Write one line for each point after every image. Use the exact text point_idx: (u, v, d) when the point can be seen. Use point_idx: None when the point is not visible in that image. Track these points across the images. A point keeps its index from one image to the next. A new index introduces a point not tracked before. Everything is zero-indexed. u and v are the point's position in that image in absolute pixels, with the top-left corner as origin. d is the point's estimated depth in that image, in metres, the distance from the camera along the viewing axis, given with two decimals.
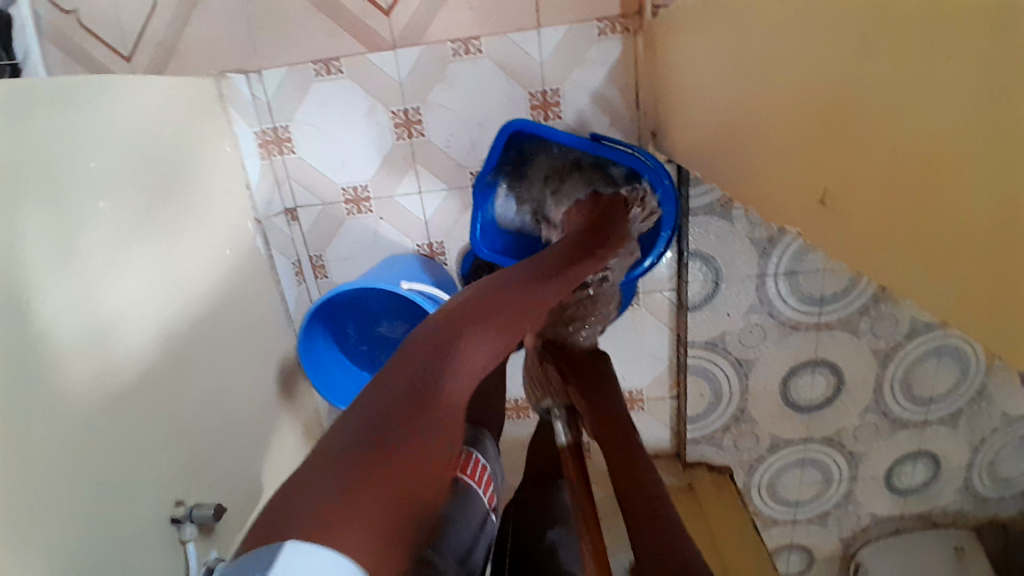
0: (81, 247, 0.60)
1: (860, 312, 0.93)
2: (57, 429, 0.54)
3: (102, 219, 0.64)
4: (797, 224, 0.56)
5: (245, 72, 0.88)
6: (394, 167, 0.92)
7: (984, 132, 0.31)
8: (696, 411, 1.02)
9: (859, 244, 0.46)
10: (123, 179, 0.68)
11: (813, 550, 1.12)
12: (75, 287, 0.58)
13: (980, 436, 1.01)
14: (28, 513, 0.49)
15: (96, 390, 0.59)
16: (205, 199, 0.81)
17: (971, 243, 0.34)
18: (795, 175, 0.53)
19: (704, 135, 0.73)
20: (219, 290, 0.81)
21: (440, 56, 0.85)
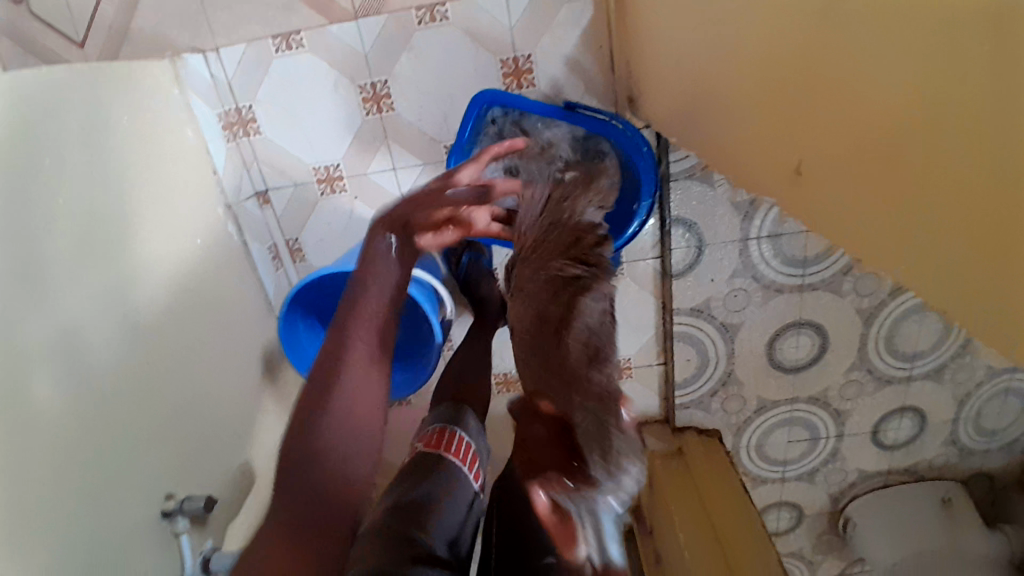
0: (45, 249, 0.58)
1: (844, 272, 0.93)
2: (38, 435, 0.53)
3: (72, 215, 0.62)
4: (783, 194, 0.56)
5: (201, 50, 0.84)
6: (365, 144, 0.89)
7: (955, 94, 0.31)
8: (683, 377, 1.02)
9: (838, 212, 0.47)
10: (88, 172, 0.66)
11: (802, 506, 1.15)
12: (47, 287, 0.57)
13: (964, 390, 1.02)
14: (12, 528, 0.49)
15: (74, 396, 0.58)
16: (173, 187, 0.79)
17: (943, 198, 0.34)
18: (775, 145, 0.53)
19: (679, 101, 0.72)
20: (191, 282, 0.79)
21: (404, 25, 0.82)
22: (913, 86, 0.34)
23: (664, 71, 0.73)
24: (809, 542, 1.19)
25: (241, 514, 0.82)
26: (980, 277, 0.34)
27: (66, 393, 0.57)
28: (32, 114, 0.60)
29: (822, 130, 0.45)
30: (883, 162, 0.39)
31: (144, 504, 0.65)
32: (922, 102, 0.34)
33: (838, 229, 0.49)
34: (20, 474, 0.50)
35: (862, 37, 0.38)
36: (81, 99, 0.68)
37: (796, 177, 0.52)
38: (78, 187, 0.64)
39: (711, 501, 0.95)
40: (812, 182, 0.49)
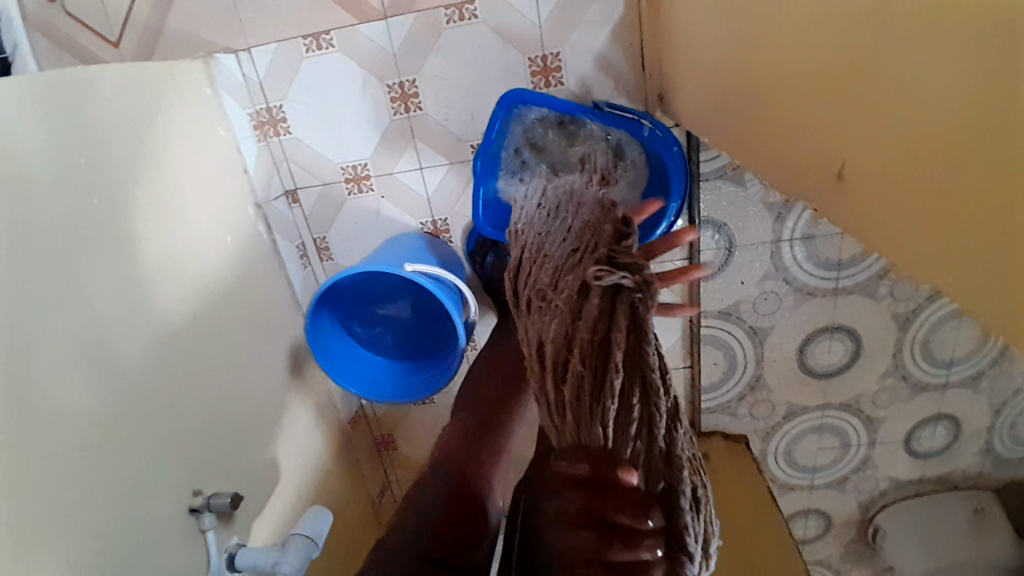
0: (84, 246, 0.59)
1: (879, 276, 0.90)
2: (71, 428, 0.54)
3: (105, 212, 0.63)
4: (812, 200, 0.54)
5: (232, 51, 0.85)
6: (393, 143, 0.90)
7: (991, 110, 0.31)
8: (710, 381, 1.01)
9: (871, 223, 0.46)
10: (121, 171, 0.67)
11: (831, 515, 1.12)
12: (81, 283, 0.58)
13: (1002, 398, 0.99)
14: (48, 521, 0.50)
15: (106, 393, 0.59)
16: (205, 187, 0.80)
17: (974, 217, 0.34)
18: (808, 149, 0.52)
19: (712, 101, 0.70)
20: (221, 281, 0.80)
21: (433, 24, 0.82)
22: (967, 110, 0.32)
23: (698, 70, 0.71)
24: (837, 551, 1.16)
25: (268, 509, 0.83)
26: (993, 306, 0.34)
27: (98, 387, 0.58)
28: (69, 113, 0.61)
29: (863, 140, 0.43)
30: (924, 179, 0.37)
31: (173, 498, 0.66)
32: (972, 126, 0.32)
33: (869, 240, 0.47)
34: (53, 466, 0.51)
35: (912, 45, 0.36)
36: (116, 97, 0.69)
37: (829, 184, 0.50)
38: (112, 185, 0.65)
39: (742, 508, 0.94)
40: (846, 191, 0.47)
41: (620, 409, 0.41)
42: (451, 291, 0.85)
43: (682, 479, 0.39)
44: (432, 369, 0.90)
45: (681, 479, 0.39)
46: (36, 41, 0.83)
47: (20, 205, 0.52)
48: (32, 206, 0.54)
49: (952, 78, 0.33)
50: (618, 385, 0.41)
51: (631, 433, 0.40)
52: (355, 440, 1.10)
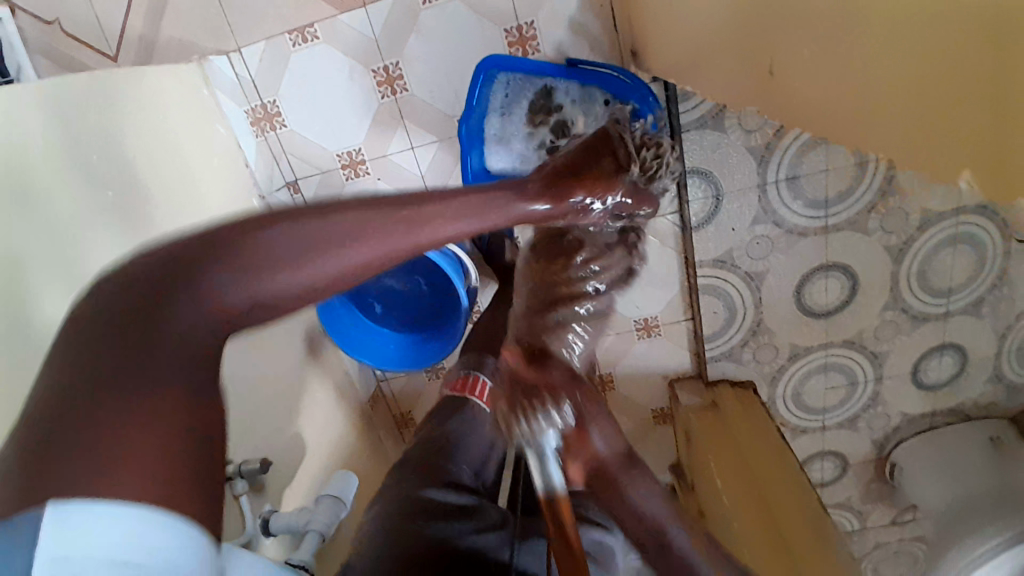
0: (89, 234, 0.64)
1: (868, 210, 0.92)
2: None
3: (114, 222, 0.67)
4: (798, 118, 0.58)
5: (224, 52, 0.89)
6: (384, 126, 0.93)
7: (989, 51, 0.32)
8: (712, 330, 1.03)
9: (859, 134, 0.50)
10: (126, 184, 0.71)
11: (847, 456, 1.14)
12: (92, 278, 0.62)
13: (1005, 323, 0.99)
14: None
15: None
16: (206, 178, 0.86)
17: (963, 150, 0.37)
18: (784, 65, 0.55)
19: (692, 48, 0.70)
20: None
21: (409, 6, 0.85)
22: (966, 57, 0.34)
23: (670, 23, 0.72)
24: (858, 492, 1.17)
25: (295, 481, 0.87)
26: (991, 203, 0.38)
27: None
28: (56, 135, 0.63)
29: (853, 44, 0.44)
30: (917, 117, 0.40)
31: None
32: (967, 67, 0.34)
33: (807, 111, 0.56)
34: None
35: None
36: (106, 108, 0.72)
37: (808, 87, 0.53)
38: (114, 197, 0.68)
39: (762, 469, 0.92)
40: (834, 107, 0.50)
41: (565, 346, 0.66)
42: (450, 257, 0.87)
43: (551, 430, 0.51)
44: (440, 337, 0.95)
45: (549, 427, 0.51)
46: (38, 61, 0.88)
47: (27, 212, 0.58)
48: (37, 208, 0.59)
49: (956, 42, 0.34)
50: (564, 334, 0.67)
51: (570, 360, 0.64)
52: (376, 418, 1.14)
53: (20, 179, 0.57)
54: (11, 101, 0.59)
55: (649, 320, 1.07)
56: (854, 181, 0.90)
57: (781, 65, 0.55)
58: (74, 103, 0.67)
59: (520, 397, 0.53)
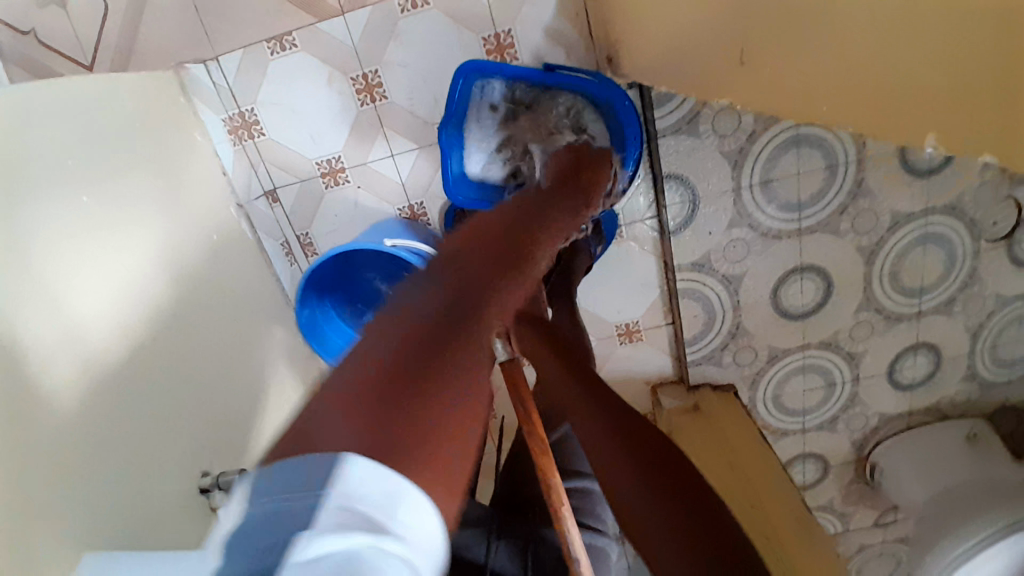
0: (64, 238, 0.62)
1: (840, 212, 0.95)
2: (71, 407, 0.58)
3: (87, 227, 0.66)
4: (779, 99, 0.59)
5: (202, 60, 0.89)
6: (363, 133, 0.94)
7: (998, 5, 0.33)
8: (692, 334, 1.04)
9: (846, 108, 0.51)
10: (102, 192, 0.70)
11: (828, 457, 1.14)
12: (66, 285, 0.61)
13: (977, 320, 1.02)
14: (50, 496, 0.53)
15: (87, 384, 0.60)
16: (181, 186, 0.84)
17: (967, 104, 0.38)
18: (762, 49, 0.55)
19: (668, 42, 0.71)
20: (206, 269, 0.85)
21: (389, 15, 0.86)
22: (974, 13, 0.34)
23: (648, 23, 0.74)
24: (839, 493, 1.17)
25: None
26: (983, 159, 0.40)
27: (84, 373, 0.60)
28: (36, 140, 0.62)
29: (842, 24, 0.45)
30: (919, 82, 0.41)
31: (175, 477, 0.70)
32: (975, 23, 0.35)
33: (762, 88, 0.60)
34: (56, 444, 0.55)
35: None
36: (80, 113, 0.70)
37: (790, 65, 0.53)
38: (84, 203, 0.66)
39: (744, 470, 0.92)
40: (819, 83, 0.51)
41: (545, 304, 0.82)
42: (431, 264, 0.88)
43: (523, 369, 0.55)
44: None
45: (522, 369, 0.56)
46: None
47: (7, 209, 0.55)
48: (16, 206, 0.57)
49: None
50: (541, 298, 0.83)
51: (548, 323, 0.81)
52: None
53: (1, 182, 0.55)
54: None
55: (632, 325, 1.07)
56: (826, 184, 0.93)
57: (754, 53, 0.57)
58: (53, 105, 0.66)
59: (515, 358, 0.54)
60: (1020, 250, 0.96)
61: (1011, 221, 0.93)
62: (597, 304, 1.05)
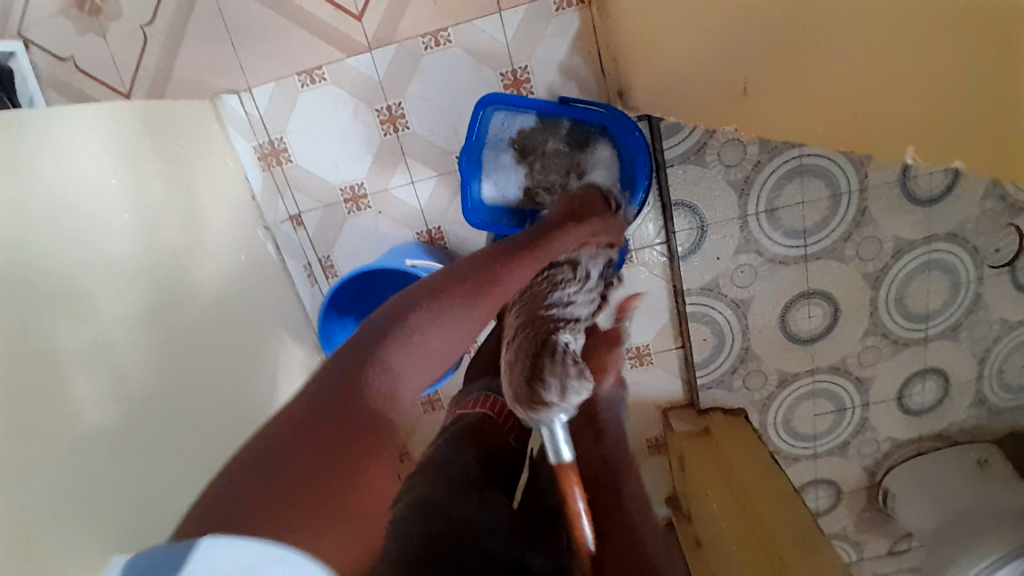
0: (105, 252, 0.67)
1: (845, 239, 0.98)
2: (104, 411, 0.60)
3: (126, 242, 0.70)
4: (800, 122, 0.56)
5: (236, 91, 0.95)
6: (385, 161, 0.98)
7: None
8: (702, 357, 1.06)
9: (854, 110, 0.47)
10: (140, 210, 0.74)
11: (840, 483, 1.14)
12: (103, 299, 0.64)
13: (984, 346, 1.03)
14: (86, 495, 0.55)
15: (121, 392, 0.63)
16: (211, 207, 0.89)
17: (969, 57, 0.34)
18: (779, 64, 0.55)
19: (679, 65, 0.74)
20: (231, 286, 0.88)
21: (413, 51, 0.92)
22: None
23: (659, 47, 0.77)
24: (852, 520, 1.16)
25: None
26: (979, 142, 0.35)
27: (117, 380, 0.63)
28: (78, 159, 0.67)
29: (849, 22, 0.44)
30: (925, 44, 0.37)
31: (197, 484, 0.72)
32: None
33: (785, 120, 0.60)
34: (91, 446, 0.57)
35: None
36: (119, 135, 0.76)
37: (807, 73, 0.51)
38: (120, 220, 0.71)
39: (755, 495, 0.93)
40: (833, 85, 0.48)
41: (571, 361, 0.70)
42: None
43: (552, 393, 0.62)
44: None
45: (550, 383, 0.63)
46: (48, 95, 0.91)
47: (48, 220, 0.60)
48: (57, 220, 0.61)
49: None
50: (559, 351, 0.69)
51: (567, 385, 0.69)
52: None
53: (42, 199, 0.60)
54: (46, 121, 0.64)
55: (643, 348, 1.09)
56: (830, 212, 0.96)
57: (768, 72, 0.57)
58: (92, 127, 0.71)
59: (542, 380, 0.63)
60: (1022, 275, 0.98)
61: (1012, 247, 0.95)
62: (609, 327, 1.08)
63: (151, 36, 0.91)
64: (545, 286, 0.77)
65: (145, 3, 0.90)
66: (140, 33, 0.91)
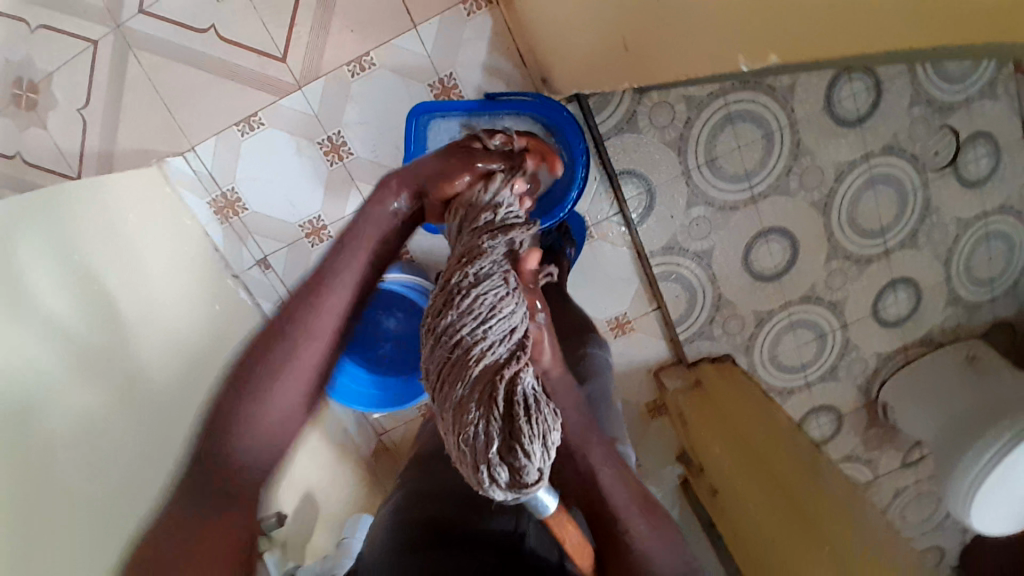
0: (81, 331, 0.68)
1: (787, 172, 1.01)
2: (82, 481, 0.61)
3: (99, 317, 0.72)
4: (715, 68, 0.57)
5: (180, 153, 0.97)
6: (338, 190, 1.01)
7: None
8: (679, 313, 1.11)
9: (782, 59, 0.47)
10: (106, 283, 0.75)
11: (839, 407, 1.15)
12: (83, 376, 0.66)
13: (945, 247, 1.05)
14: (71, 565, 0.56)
15: (102, 462, 0.64)
16: (173, 268, 0.90)
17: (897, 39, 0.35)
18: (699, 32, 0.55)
19: (601, 46, 0.75)
20: (205, 341, 0.90)
21: (342, 81, 0.95)
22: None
23: (564, 31, 0.81)
24: (858, 441, 1.17)
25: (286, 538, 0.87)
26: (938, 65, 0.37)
27: (92, 451, 0.64)
28: (48, 241, 0.69)
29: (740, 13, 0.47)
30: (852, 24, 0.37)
31: None
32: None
33: (679, 61, 0.62)
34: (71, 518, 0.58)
35: None
36: (78, 211, 0.77)
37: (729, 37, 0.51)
38: (94, 298, 0.72)
39: (750, 431, 0.96)
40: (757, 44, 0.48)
41: (539, 421, 0.38)
42: None
43: (512, 440, 0.37)
44: None
45: (504, 426, 0.38)
46: None
47: (26, 304, 0.61)
48: (35, 307, 0.62)
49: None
50: (503, 393, 0.38)
51: (537, 454, 0.38)
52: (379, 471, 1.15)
53: (21, 288, 0.62)
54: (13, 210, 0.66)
55: (622, 317, 1.13)
56: (768, 153, 1.00)
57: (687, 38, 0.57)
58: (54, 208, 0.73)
59: (488, 434, 0.37)
60: (967, 173, 1.01)
61: (951, 147, 1.00)
62: (584, 303, 1.11)
63: (90, 117, 0.94)
64: (467, 330, 0.40)
65: (79, 88, 0.93)
66: (79, 116, 0.93)
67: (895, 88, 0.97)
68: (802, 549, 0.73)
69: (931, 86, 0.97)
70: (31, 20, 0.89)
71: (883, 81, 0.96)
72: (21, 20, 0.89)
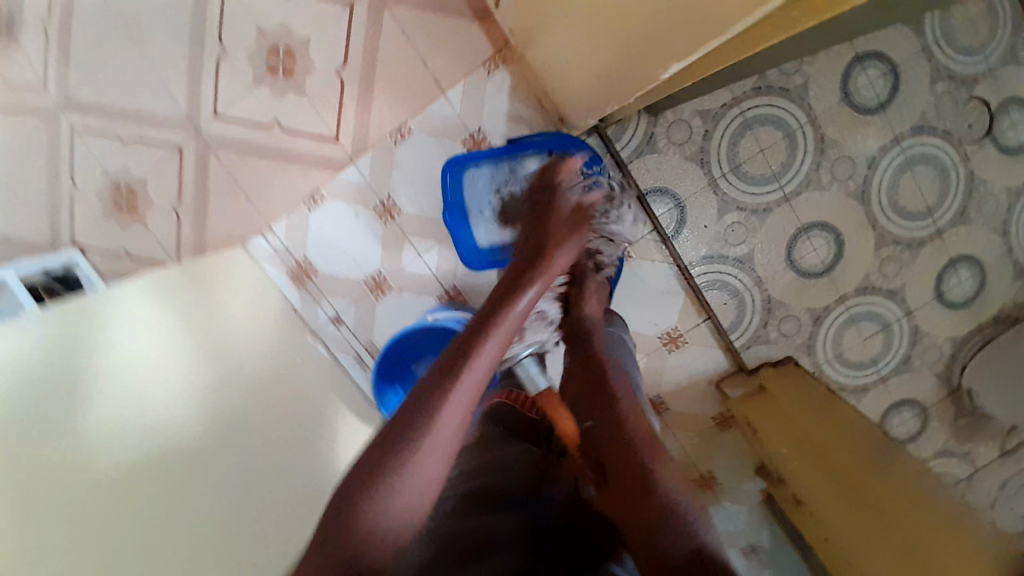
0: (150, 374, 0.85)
1: (815, 167, 1.03)
2: None
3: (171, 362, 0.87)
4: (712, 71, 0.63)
5: (260, 231, 1.13)
6: (392, 245, 1.13)
7: None
8: (729, 320, 1.11)
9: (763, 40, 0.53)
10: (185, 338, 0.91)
11: (922, 399, 1.09)
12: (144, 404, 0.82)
13: (1001, 218, 1.02)
14: None
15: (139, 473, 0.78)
16: (244, 314, 1.03)
17: None
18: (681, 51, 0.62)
19: (599, 81, 0.83)
20: (274, 373, 1.01)
21: (386, 149, 1.08)
22: None
23: (558, 49, 0.88)
24: (951, 435, 1.09)
25: None
26: None
27: None
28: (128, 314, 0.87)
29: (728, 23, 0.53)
30: None
31: None
32: None
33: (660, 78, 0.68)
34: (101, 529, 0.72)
35: None
36: (166, 288, 0.95)
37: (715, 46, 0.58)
38: (167, 348, 0.88)
39: (793, 412, 0.98)
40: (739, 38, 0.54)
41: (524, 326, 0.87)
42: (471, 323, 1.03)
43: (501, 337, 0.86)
44: None
45: None
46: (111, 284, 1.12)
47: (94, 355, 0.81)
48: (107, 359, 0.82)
49: None
50: None
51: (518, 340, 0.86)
52: None
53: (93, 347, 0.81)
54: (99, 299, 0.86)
55: (675, 331, 1.14)
56: (790, 152, 1.02)
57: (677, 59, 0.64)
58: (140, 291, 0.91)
59: None
60: (1005, 140, 0.99)
61: (983, 117, 0.99)
62: (633, 321, 1.13)
63: (182, 211, 1.12)
64: None
65: (169, 188, 1.11)
66: (172, 211, 1.11)
67: (911, 71, 0.98)
68: (853, 523, 0.77)
69: (947, 61, 0.98)
70: (124, 136, 1.09)
71: (898, 64, 0.98)
72: (116, 137, 1.09)
